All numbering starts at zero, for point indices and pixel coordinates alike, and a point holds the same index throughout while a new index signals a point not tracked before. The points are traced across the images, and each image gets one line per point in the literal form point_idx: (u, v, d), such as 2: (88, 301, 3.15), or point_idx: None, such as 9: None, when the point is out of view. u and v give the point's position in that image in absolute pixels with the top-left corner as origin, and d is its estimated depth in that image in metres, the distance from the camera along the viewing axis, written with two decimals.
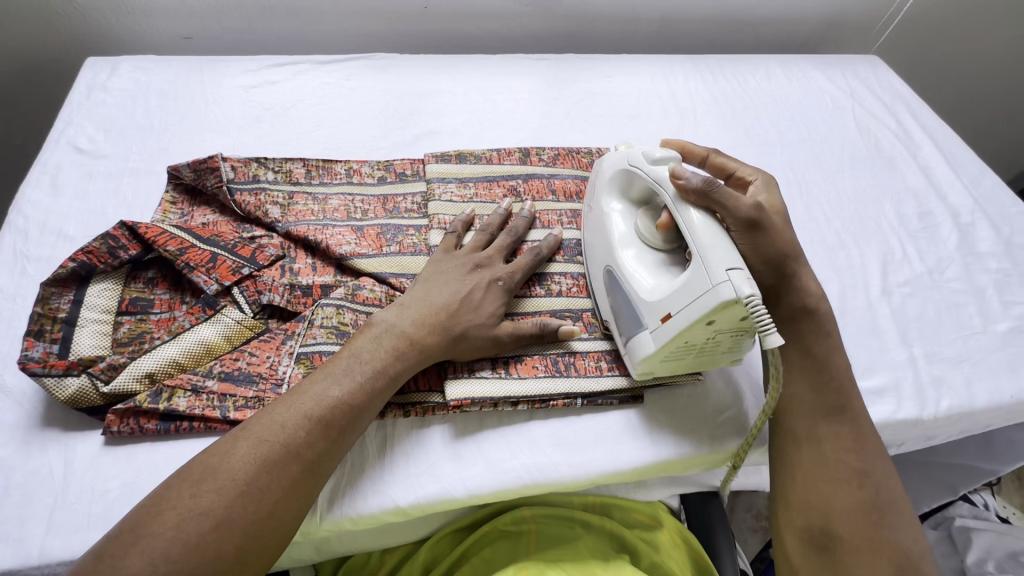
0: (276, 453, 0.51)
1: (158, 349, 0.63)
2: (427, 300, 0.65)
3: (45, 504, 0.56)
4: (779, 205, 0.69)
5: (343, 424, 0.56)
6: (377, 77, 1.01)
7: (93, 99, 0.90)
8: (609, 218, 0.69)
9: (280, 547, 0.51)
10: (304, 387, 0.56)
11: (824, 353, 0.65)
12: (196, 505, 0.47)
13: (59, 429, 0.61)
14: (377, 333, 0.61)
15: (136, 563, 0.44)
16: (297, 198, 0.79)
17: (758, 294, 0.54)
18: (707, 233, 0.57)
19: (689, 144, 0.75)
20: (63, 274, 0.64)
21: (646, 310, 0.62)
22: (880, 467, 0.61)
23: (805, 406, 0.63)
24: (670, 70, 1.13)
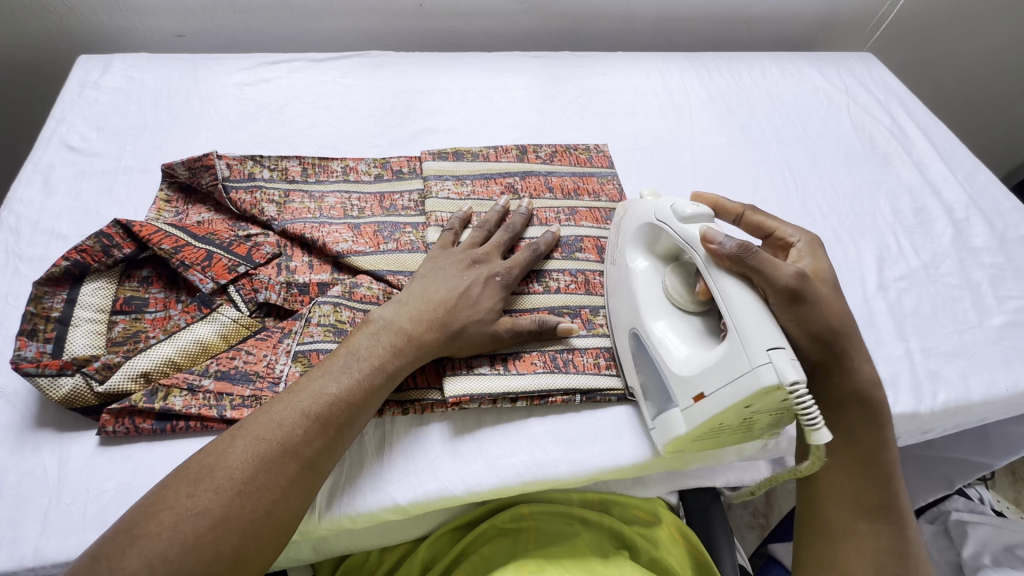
0: (273, 451, 0.51)
1: (153, 349, 0.62)
2: (425, 299, 0.64)
3: (39, 505, 0.56)
4: (824, 272, 0.66)
5: (342, 422, 0.55)
6: (373, 74, 1.00)
7: (86, 97, 0.89)
8: (633, 275, 0.67)
9: (279, 546, 0.51)
10: (302, 386, 0.56)
11: (875, 444, 0.62)
12: (193, 504, 0.47)
13: (53, 430, 0.60)
14: (376, 330, 0.61)
15: (132, 564, 0.43)
16: (293, 196, 0.79)
17: (802, 378, 0.52)
18: (745, 309, 0.55)
19: (724, 201, 0.73)
20: (56, 273, 0.64)
21: (677, 385, 0.60)
22: (917, 566, 0.59)
23: (847, 500, 0.61)
24: (666, 68, 1.13)
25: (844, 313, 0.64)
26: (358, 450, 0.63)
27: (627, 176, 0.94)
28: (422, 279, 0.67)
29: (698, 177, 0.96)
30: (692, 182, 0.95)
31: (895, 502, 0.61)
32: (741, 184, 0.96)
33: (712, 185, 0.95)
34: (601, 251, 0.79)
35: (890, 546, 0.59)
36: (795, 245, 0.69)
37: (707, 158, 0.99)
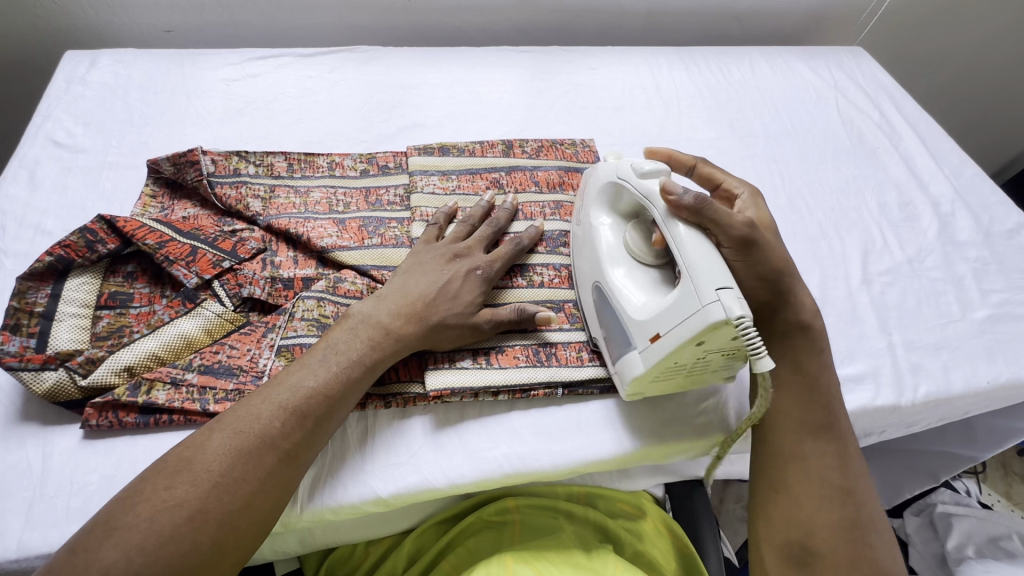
0: (250, 444, 0.51)
1: (136, 343, 0.63)
2: (405, 290, 0.65)
3: (22, 498, 0.56)
4: (767, 220, 0.71)
5: (320, 414, 0.56)
6: (360, 69, 1.00)
7: (72, 93, 0.89)
8: (598, 231, 0.68)
9: (259, 537, 0.51)
10: (281, 379, 0.56)
11: (813, 368, 0.65)
12: (169, 497, 0.47)
13: (37, 424, 0.60)
14: (353, 325, 0.61)
15: (108, 556, 0.44)
16: (279, 191, 0.79)
17: (748, 314, 0.54)
18: (696, 251, 0.57)
19: (677, 152, 0.76)
20: (40, 268, 0.64)
21: (635, 329, 0.61)
22: (862, 483, 0.62)
23: (795, 424, 0.63)
24: (655, 62, 1.13)
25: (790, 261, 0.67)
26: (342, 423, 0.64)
27: None
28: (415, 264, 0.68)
29: None
30: None
31: (838, 424, 0.64)
32: None
33: None
34: None
35: (835, 462, 0.62)
36: (740, 198, 0.74)
37: (694, 152, 0.99)
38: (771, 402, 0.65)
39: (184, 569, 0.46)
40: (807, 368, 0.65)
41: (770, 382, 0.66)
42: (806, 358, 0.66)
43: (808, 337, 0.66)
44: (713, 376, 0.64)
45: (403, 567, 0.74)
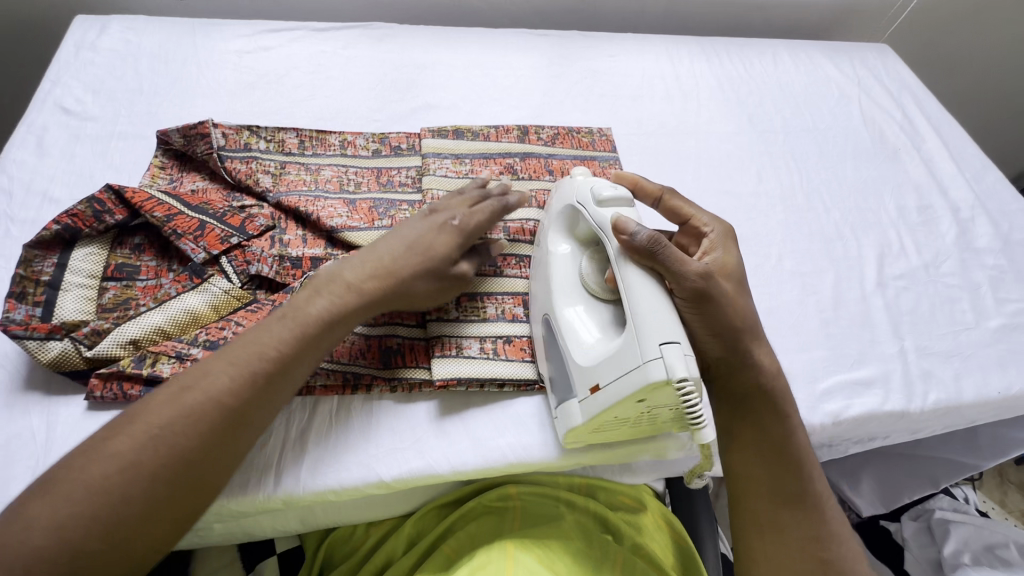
0: (192, 399, 0.50)
1: (143, 316, 0.62)
2: (371, 254, 0.63)
3: (25, 466, 0.56)
4: (733, 265, 0.65)
5: (274, 373, 0.54)
6: (375, 47, 0.98)
7: (82, 59, 0.87)
8: (554, 260, 0.66)
9: (203, 498, 0.49)
10: (239, 338, 0.55)
11: (778, 433, 0.62)
12: (105, 450, 0.46)
13: (40, 393, 0.60)
14: (317, 285, 0.60)
15: (40, 509, 0.43)
16: (289, 168, 0.78)
17: (693, 376, 0.52)
18: (643, 303, 0.55)
19: (643, 182, 0.71)
20: (47, 237, 0.63)
21: (577, 374, 0.60)
22: (844, 548, 0.59)
23: (769, 497, 0.60)
24: (675, 52, 1.10)
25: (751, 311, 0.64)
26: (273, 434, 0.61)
27: (630, 162, 0.92)
28: (371, 248, 0.64)
29: (701, 166, 0.94)
30: (696, 170, 0.93)
31: (811, 488, 0.60)
32: (745, 174, 0.94)
33: (716, 174, 0.93)
34: None
35: (807, 533, 0.58)
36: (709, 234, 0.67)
37: (712, 146, 0.97)
38: (740, 469, 0.62)
39: (112, 524, 0.44)
40: (777, 432, 0.62)
41: (734, 445, 0.63)
42: (770, 423, 0.62)
43: (774, 402, 0.63)
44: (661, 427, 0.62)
45: (402, 550, 0.74)
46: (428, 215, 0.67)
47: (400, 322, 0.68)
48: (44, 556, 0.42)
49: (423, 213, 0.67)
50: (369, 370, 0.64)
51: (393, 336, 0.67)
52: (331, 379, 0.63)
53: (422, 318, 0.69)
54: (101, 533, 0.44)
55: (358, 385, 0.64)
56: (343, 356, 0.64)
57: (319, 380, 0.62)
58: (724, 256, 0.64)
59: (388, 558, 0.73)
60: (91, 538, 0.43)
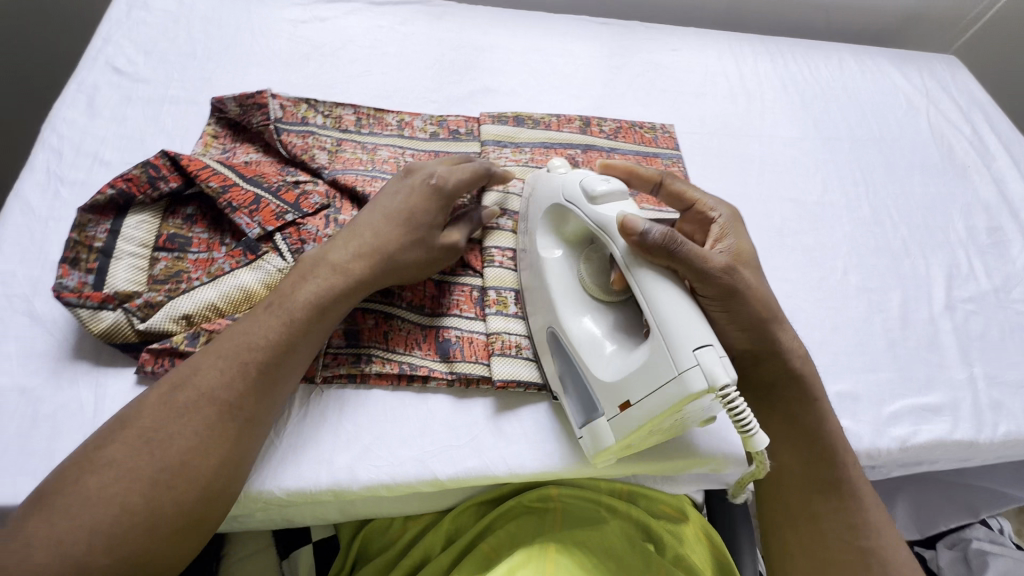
0: (188, 397, 0.48)
1: (196, 291, 0.60)
2: (360, 236, 0.60)
3: (73, 439, 0.53)
4: (747, 250, 0.62)
5: (267, 363, 0.52)
6: (433, 24, 0.95)
7: (134, 18, 0.84)
8: (549, 265, 0.62)
9: (208, 500, 0.46)
10: (227, 332, 0.53)
11: (808, 423, 0.60)
12: (99, 458, 0.45)
13: (89, 363, 0.57)
14: (304, 270, 0.57)
15: (33, 526, 0.41)
16: (345, 145, 0.75)
17: (733, 376, 0.47)
18: (669, 306, 0.50)
19: (638, 169, 0.67)
20: (101, 201, 0.61)
21: (602, 392, 0.55)
22: (883, 536, 0.57)
23: (799, 489, 0.60)
24: (738, 50, 1.06)
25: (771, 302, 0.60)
26: (326, 424, 0.58)
27: (693, 161, 0.88)
28: (357, 227, 0.61)
29: (765, 170, 0.90)
30: (760, 174, 0.89)
31: (845, 476, 0.59)
32: (810, 182, 0.91)
33: (781, 181, 0.90)
34: None
35: (840, 522, 0.58)
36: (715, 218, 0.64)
37: (777, 150, 0.93)
38: (775, 460, 0.62)
39: (114, 533, 0.42)
40: (810, 423, 0.60)
41: (765, 437, 0.62)
42: (801, 412, 0.61)
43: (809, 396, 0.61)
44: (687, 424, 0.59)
45: (440, 547, 0.71)
46: (398, 193, 0.63)
47: (457, 314, 0.66)
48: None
49: (395, 189, 0.64)
50: (426, 361, 0.62)
51: (449, 328, 0.65)
52: (388, 368, 0.60)
53: (480, 311, 0.67)
54: (102, 546, 0.41)
55: (414, 375, 0.61)
56: (399, 345, 0.62)
57: (374, 368, 0.60)
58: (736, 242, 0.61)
59: (425, 555, 0.70)
60: (94, 553, 0.41)
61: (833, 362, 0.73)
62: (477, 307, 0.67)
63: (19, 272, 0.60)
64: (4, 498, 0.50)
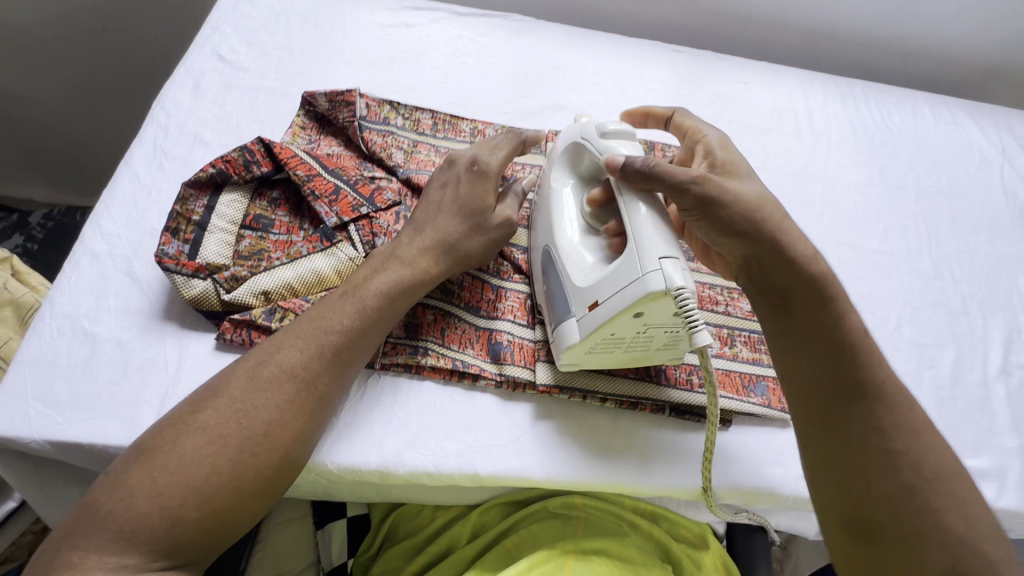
0: (271, 373, 0.54)
1: (276, 270, 0.65)
2: (423, 232, 0.64)
3: (157, 392, 0.58)
4: (734, 162, 0.62)
5: (340, 346, 0.56)
6: (511, 39, 0.99)
7: (239, 10, 0.90)
8: (556, 196, 0.66)
9: (284, 469, 0.52)
10: (307, 315, 0.58)
11: (822, 327, 0.56)
12: (193, 422, 0.51)
13: (176, 325, 0.63)
14: (377, 263, 0.62)
15: (136, 477, 0.48)
16: (420, 147, 0.80)
17: (689, 287, 0.52)
18: (644, 221, 0.55)
19: (652, 109, 0.74)
20: (202, 178, 0.67)
21: (575, 295, 0.59)
22: (922, 441, 0.51)
23: (818, 392, 0.54)
24: (809, 88, 1.06)
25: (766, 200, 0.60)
26: (379, 405, 0.62)
27: None
28: (421, 223, 0.65)
29: (825, 212, 0.90)
30: (820, 215, 0.89)
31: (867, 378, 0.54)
32: (870, 229, 0.90)
33: (840, 224, 0.89)
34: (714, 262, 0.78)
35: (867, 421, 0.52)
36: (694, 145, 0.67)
37: (839, 193, 0.93)
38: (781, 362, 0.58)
39: (204, 491, 0.48)
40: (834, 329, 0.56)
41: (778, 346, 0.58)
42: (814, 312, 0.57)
43: (828, 300, 0.57)
44: (653, 355, 0.62)
45: (466, 537, 0.73)
46: (450, 184, 0.67)
47: (511, 320, 0.68)
48: (146, 520, 0.46)
49: (446, 180, 0.67)
50: (477, 360, 0.65)
51: (502, 332, 0.67)
52: (442, 362, 0.64)
53: (532, 320, 0.69)
54: (197, 500, 0.48)
55: (465, 373, 0.64)
56: (454, 342, 0.66)
57: (429, 361, 0.63)
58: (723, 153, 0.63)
59: (450, 544, 0.73)
60: (185, 506, 0.47)
61: None
62: (529, 315, 0.69)
63: (123, 235, 0.66)
64: (96, 437, 0.55)
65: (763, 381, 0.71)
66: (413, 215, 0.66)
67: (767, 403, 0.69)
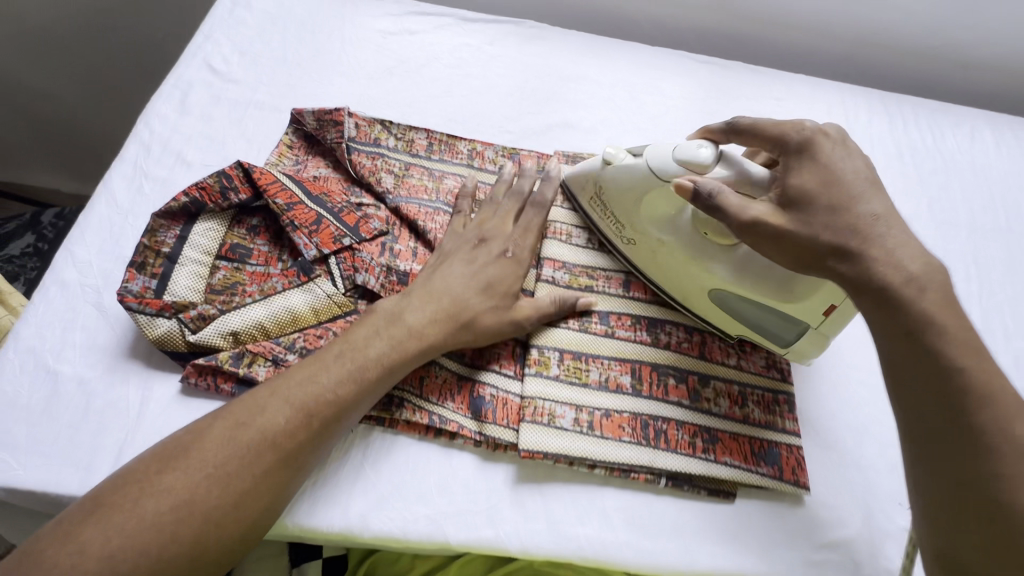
0: (252, 439, 0.49)
1: (248, 308, 0.61)
2: (437, 300, 0.59)
3: (116, 437, 0.56)
4: (831, 150, 0.57)
5: (329, 416, 0.52)
6: (521, 47, 0.92)
7: (235, 16, 0.86)
8: (650, 228, 0.67)
9: (247, 541, 0.48)
10: (297, 372, 0.53)
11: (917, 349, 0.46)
12: (160, 482, 0.46)
13: (141, 364, 0.59)
14: (379, 323, 0.57)
15: (88, 535, 0.43)
16: (413, 170, 0.74)
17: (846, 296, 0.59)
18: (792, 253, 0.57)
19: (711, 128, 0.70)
20: (175, 208, 0.63)
21: (791, 323, 0.63)
22: None
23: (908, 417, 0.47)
24: (850, 106, 0.95)
25: (867, 217, 0.52)
26: (347, 460, 0.58)
27: None
28: (435, 291, 0.60)
29: None
30: None
31: (975, 390, 0.44)
32: None
33: None
34: None
35: (974, 449, 0.43)
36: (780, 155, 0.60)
37: None
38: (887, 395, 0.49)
39: (158, 560, 0.44)
40: (925, 340, 0.46)
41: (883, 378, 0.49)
42: (896, 322, 0.47)
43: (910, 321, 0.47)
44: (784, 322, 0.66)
45: None
46: (475, 260, 0.63)
47: (497, 371, 0.63)
48: None
49: (473, 255, 0.63)
50: (456, 415, 0.60)
51: (486, 385, 0.62)
52: (417, 418, 0.59)
53: (520, 371, 0.63)
54: (146, 569, 0.43)
55: (443, 430, 0.59)
56: (433, 393, 0.61)
57: (404, 416, 0.59)
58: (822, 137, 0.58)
59: None
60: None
61: (907, 491, 0.64)
62: (518, 365, 0.64)
63: (95, 264, 0.64)
64: (49, 485, 0.53)
65: (775, 448, 0.64)
66: (429, 279, 0.61)
67: (777, 475, 0.62)
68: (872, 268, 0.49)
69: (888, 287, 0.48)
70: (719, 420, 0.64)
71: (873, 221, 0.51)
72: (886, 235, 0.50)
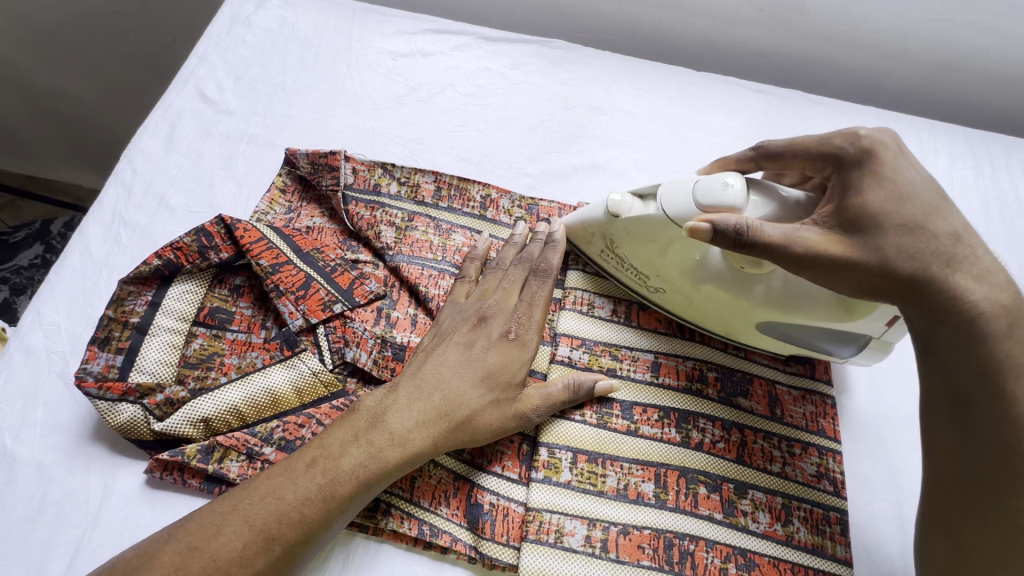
0: (202, 568, 0.42)
1: (221, 391, 0.54)
2: (428, 397, 0.52)
3: (72, 536, 0.50)
4: (888, 156, 0.47)
5: (294, 539, 0.45)
6: (548, 73, 0.81)
7: (233, 35, 0.78)
8: (672, 264, 0.58)
9: None
10: (262, 483, 0.47)
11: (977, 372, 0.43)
12: None
13: (106, 447, 0.54)
14: (359, 425, 0.50)
15: None
16: (417, 222, 0.66)
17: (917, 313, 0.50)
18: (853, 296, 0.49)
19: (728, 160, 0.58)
20: (145, 272, 0.57)
21: (844, 338, 0.56)
22: None
23: (951, 459, 0.44)
24: (927, 147, 0.82)
25: (947, 237, 0.45)
26: (323, 572, 0.51)
27: None
28: (426, 385, 0.52)
29: None
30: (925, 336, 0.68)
31: None
32: None
33: None
34: (773, 404, 0.60)
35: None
36: (826, 170, 0.50)
37: None
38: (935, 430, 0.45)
39: None
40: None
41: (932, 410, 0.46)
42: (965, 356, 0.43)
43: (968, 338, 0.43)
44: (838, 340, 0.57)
45: None
46: (475, 344, 0.55)
47: (499, 473, 0.55)
48: None
49: (472, 339, 0.55)
50: (449, 525, 0.53)
51: (485, 491, 0.54)
52: (405, 528, 0.52)
53: (526, 473, 0.55)
54: None
55: (433, 542, 0.52)
56: (425, 497, 0.54)
57: (390, 525, 0.52)
58: (876, 143, 0.48)
59: None
60: None
61: None
62: (524, 466, 0.56)
63: (63, 327, 0.58)
64: None
65: None
66: (420, 368, 0.54)
67: None
68: (964, 298, 0.43)
69: (981, 319, 0.43)
70: (757, 539, 0.54)
71: (954, 241, 0.45)
72: (973, 257, 0.45)
